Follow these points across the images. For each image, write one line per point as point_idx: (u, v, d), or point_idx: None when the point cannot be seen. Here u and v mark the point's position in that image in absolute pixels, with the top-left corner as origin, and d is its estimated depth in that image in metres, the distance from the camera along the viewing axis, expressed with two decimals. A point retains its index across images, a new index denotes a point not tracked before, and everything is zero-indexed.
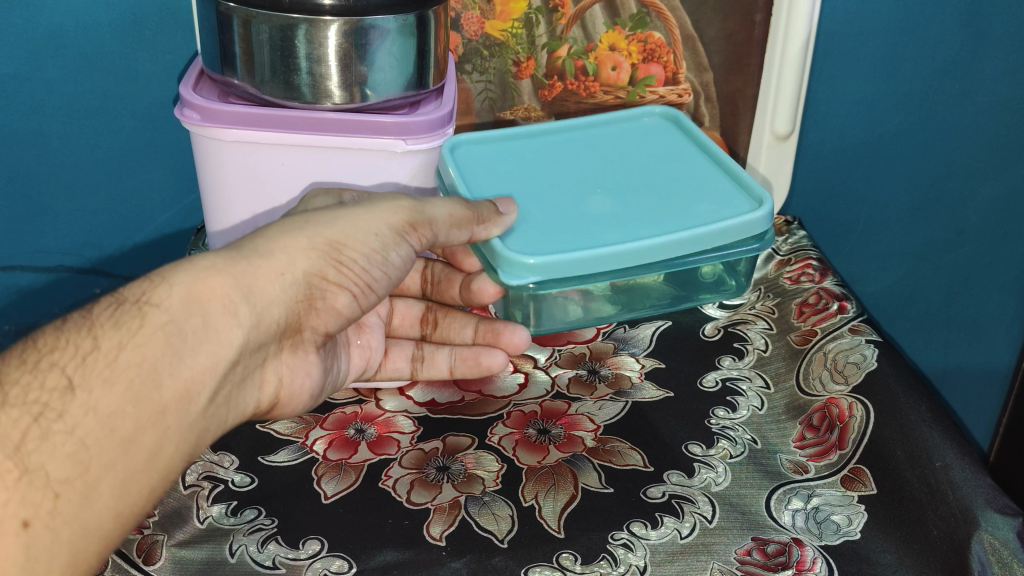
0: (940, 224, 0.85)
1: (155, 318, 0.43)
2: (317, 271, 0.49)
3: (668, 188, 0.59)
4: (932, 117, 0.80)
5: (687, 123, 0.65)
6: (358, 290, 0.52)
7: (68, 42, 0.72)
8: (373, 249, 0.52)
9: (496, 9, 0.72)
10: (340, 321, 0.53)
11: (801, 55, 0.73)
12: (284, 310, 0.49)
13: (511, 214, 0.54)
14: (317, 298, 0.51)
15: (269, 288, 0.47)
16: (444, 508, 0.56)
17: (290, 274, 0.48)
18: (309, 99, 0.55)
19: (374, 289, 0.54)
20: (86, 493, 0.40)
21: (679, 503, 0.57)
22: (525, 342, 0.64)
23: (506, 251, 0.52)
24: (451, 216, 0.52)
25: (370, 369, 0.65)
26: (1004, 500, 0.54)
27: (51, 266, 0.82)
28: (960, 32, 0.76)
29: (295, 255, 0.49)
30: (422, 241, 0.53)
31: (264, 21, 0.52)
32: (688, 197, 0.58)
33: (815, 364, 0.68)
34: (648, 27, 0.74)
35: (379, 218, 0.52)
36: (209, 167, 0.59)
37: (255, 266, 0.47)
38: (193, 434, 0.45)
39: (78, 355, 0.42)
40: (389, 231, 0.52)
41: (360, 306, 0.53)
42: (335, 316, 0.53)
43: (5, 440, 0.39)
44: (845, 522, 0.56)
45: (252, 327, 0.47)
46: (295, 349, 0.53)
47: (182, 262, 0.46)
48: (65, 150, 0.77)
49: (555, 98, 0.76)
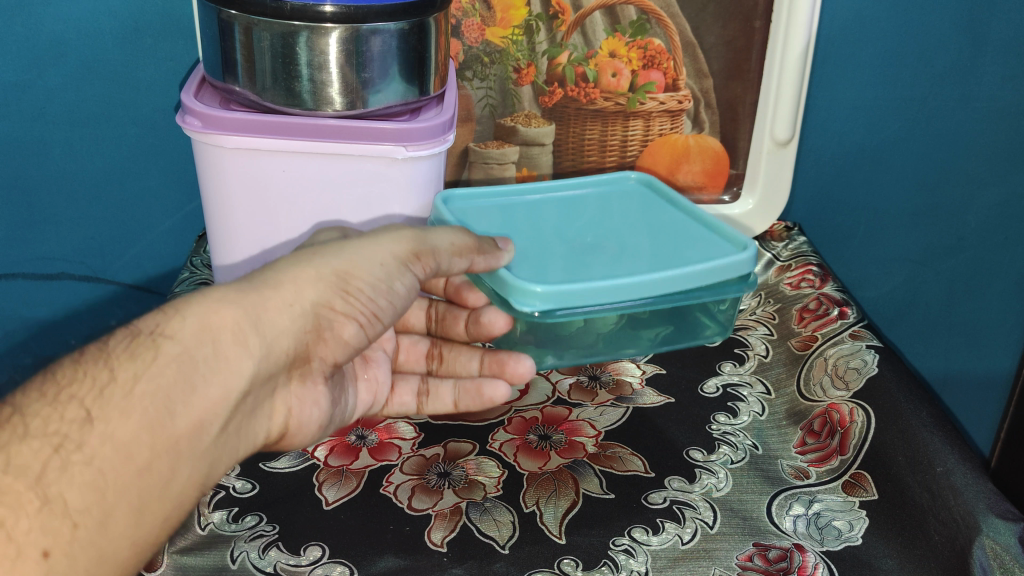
0: (940, 231, 0.84)
1: (169, 350, 0.43)
2: (324, 302, 0.48)
3: (661, 243, 0.60)
4: (931, 122, 0.81)
5: (661, 183, 0.67)
6: (365, 320, 0.51)
7: (69, 50, 0.73)
8: (379, 279, 0.51)
9: (496, 16, 0.73)
10: (349, 350, 0.52)
11: (801, 62, 0.73)
12: (294, 340, 0.48)
13: (509, 252, 0.55)
14: (324, 329, 0.49)
15: (278, 319, 0.46)
16: (445, 514, 0.56)
17: (298, 305, 0.47)
18: (310, 106, 0.55)
19: (381, 320, 0.52)
20: (103, 521, 0.40)
21: (680, 508, 0.57)
22: (531, 370, 0.59)
23: (516, 279, 0.53)
24: (454, 244, 0.53)
25: (377, 403, 0.62)
26: (1005, 505, 0.54)
27: (53, 273, 0.82)
28: (959, 36, 0.77)
29: (303, 286, 0.48)
30: (426, 271, 0.53)
31: (265, 28, 0.52)
32: (682, 245, 0.59)
33: (815, 370, 0.68)
34: (648, 34, 0.75)
35: (385, 248, 0.51)
36: (209, 174, 0.58)
37: (266, 297, 0.47)
38: (205, 461, 0.44)
39: (95, 387, 0.41)
40: (395, 261, 0.51)
41: (367, 336, 0.52)
42: (342, 347, 0.51)
43: (25, 471, 0.38)
44: (846, 527, 0.55)
45: (262, 357, 0.46)
46: (305, 379, 0.52)
47: (193, 294, 0.46)
48: (66, 157, 0.77)
49: (555, 105, 0.76)
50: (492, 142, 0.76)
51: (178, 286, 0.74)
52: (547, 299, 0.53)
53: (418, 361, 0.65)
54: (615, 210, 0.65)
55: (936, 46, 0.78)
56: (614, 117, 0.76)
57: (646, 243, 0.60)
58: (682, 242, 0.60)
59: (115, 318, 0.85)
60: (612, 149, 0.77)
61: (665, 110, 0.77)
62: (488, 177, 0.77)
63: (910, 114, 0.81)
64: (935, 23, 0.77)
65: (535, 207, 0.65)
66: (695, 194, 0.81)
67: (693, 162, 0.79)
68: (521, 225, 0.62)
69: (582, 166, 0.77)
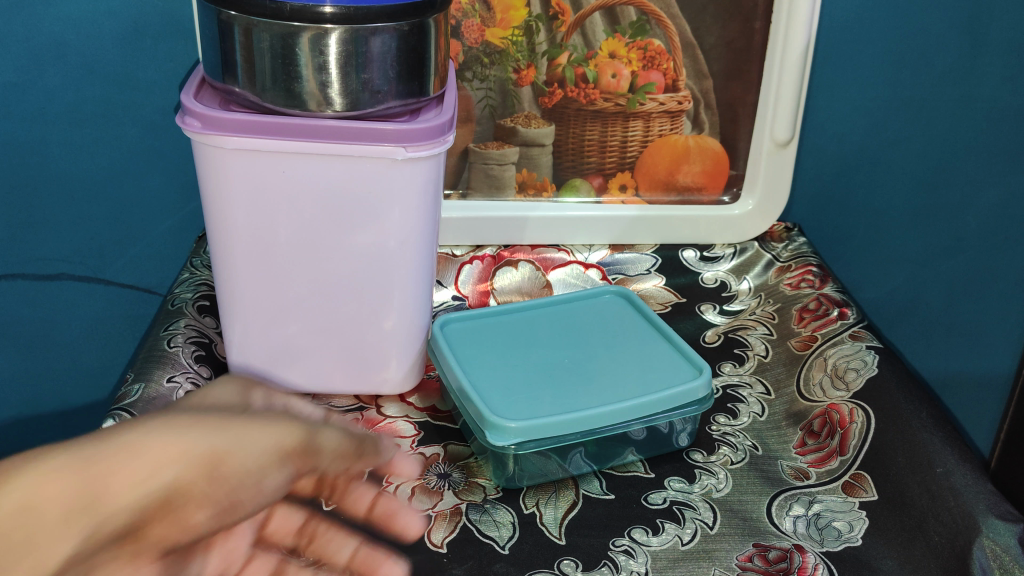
0: (940, 232, 0.85)
1: None
2: (181, 481, 0.45)
3: (625, 357, 0.65)
4: (931, 123, 0.81)
5: (638, 302, 0.71)
6: (222, 508, 0.47)
7: (70, 51, 0.73)
8: (251, 471, 0.48)
9: (496, 16, 0.73)
10: (191, 539, 0.46)
11: (801, 61, 0.73)
12: (132, 518, 0.43)
13: (390, 450, 0.60)
14: (167, 512, 0.44)
15: (120, 488, 0.43)
16: (445, 514, 0.57)
17: (152, 481, 0.44)
18: (310, 106, 0.55)
19: (240, 509, 0.48)
20: None
21: (680, 509, 0.57)
22: (423, 525, 0.56)
23: (489, 414, 0.57)
24: (337, 449, 0.54)
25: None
26: (1006, 506, 0.53)
27: (54, 273, 0.82)
28: (958, 37, 0.77)
29: (166, 461, 0.44)
30: (302, 470, 0.52)
31: (265, 29, 0.52)
32: (645, 365, 0.64)
33: (815, 370, 0.68)
34: (649, 35, 0.75)
35: (269, 437, 0.49)
36: (207, 176, 0.58)
37: (119, 464, 0.43)
38: None
39: None
40: (270, 453, 0.49)
41: (216, 524, 0.47)
42: (184, 533, 0.45)
43: None
44: (846, 528, 0.55)
45: (84, 539, 0.41)
46: (136, 561, 0.43)
47: (32, 453, 0.42)
48: (65, 158, 0.78)
49: (555, 105, 0.75)
50: (492, 142, 0.76)
51: (178, 286, 0.74)
52: (518, 433, 0.57)
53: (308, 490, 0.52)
54: (606, 354, 0.65)
55: (936, 47, 0.78)
56: (614, 118, 0.76)
57: (615, 365, 0.64)
58: (644, 364, 0.64)
59: (114, 318, 0.85)
60: (612, 150, 0.78)
61: (665, 111, 0.77)
62: (488, 177, 0.77)
63: (909, 115, 0.81)
64: (934, 24, 0.77)
65: (524, 324, 0.69)
66: (695, 195, 0.81)
67: (693, 162, 0.79)
68: (510, 327, 0.69)
69: (582, 168, 0.78)
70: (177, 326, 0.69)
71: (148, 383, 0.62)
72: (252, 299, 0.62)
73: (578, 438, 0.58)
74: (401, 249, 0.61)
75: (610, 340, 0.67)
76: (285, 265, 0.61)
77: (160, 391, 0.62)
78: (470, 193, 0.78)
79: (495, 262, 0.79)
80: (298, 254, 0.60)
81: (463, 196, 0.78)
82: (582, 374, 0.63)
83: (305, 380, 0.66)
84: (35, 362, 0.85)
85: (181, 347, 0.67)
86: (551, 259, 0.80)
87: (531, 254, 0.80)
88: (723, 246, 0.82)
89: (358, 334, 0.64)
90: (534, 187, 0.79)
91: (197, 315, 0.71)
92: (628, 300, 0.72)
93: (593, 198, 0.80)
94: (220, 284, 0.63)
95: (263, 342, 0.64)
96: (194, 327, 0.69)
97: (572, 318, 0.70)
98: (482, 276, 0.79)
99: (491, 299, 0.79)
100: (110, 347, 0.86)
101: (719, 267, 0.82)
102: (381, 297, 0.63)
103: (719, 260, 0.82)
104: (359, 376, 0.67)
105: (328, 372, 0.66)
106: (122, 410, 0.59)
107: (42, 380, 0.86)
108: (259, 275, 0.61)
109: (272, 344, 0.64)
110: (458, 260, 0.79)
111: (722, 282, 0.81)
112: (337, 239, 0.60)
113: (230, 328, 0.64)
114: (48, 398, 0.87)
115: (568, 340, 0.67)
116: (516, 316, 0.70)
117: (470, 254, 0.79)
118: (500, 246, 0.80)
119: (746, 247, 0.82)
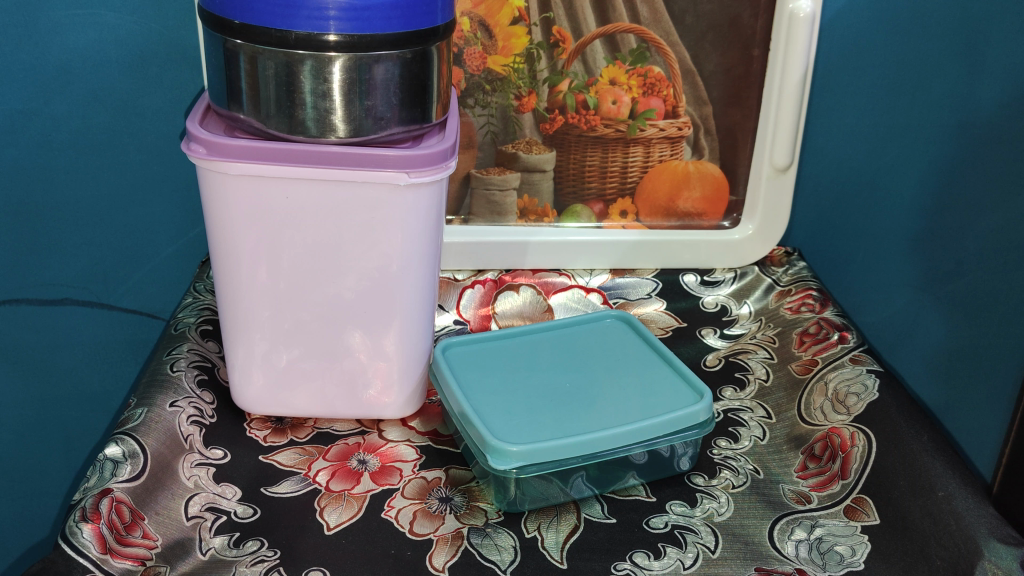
0: (939, 257, 0.85)
1: None
2: None
3: (628, 378, 0.66)
4: (927, 148, 0.82)
5: (640, 325, 0.71)
6: None
7: (74, 79, 0.74)
8: None
9: (497, 44, 0.74)
10: None
11: (800, 86, 0.74)
12: None
13: None
14: None
15: None
16: (445, 539, 0.57)
17: None
18: (313, 133, 0.55)
19: None
20: None
21: (682, 533, 0.57)
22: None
23: (491, 438, 0.57)
24: (167, 526, 0.56)
25: None
26: (1007, 529, 0.54)
27: (56, 298, 0.83)
28: (954, 65, 0.78)
29: None
30: None
31: (270, 57, 0.53)
32: (646, 388, 0.64)
33: (815, 394, 0.68)
34: (648, 62, 0.75)
35: None
36: (213, 202, 0.58)
37: None
38: None
39: None
40: None
41: None
42: None
43: None
44: (848, 552, 0.55)
45: None
46: None
47: None
48: (70, 184, 0.79)
49: (556, 131, 0.76)
50: (493, 168, 0.77)
51: (181, 311, 0.75)
52: (519, 457, 0.57)
53: (131, 556, 0.52)
54: (607, 377, 0.66)
55: (933, 73, 0.79)
56: (614, 143, 0.77)
57: (615, 388, 0.64)
58: (645, 387, 0.64)
59: (117, 342, 0.85)
60: (612, 175, 0.78)
61: (665, 137, 0.78)
62: (489, 204, 0.78)
63: (906, 141, 0.82)
64: (932, 50, 0.78)
65: (524, 349, 0.69)
66: (695, 220, 0.82)
67: (693, 188, 0.80)
68: (511, 353, 0.69)
69: (582, 194, 0.79)
70: (179, 351, 0.69)
71: (151, 407, 0.62)
72: (253, 323, 0.63)
73: (579, 462, 0.58)
74: (402, 274, 0.61)
75: (612, 361, 0.68)
76: (288, 289, 0.61)
77: (163, 415, 0.62)
78: (472, 219, 0.79)
79: (496, 286, 0.80)
80: (300, 278, 0.61)
81: (464, 222, 0.79)
82: (582, 400, 0.63)
83: (306, 404, 0.67)
84: (35, 386, 0.86)
85: (183, 371, 0.67)
86: (552, 283, 0.80)
87: (532, 278, 0.80)
88: (723, 270, 0.83)
89: (360, 358, 0.64)
90: (535, 214, 0.79)
91: (199, 340, 0.71)
92: (629, 324, 0.72)
93: (594, 223, 0.80)
94: (223, 306, 0.63)
95: (265, 365, 0.65)
96: (196, 351, 0.70)
97: (569, 341, 0.70)
98: (484, 300, 0.79)
99: (492, 324, 0.79)
100: (112, 370, 0.86)
101: (720, 291, 0.82)
102: (382, 322, 0.63)
103: (720, 285, 0.82)
104: (360, 401, 0.67)
105: (329, 397, 0.66)
106: (125, 435, 0.60)
107: (42, 403, 0.86)
108: (262, 299, 0.62)
109: (274, 368, 0.65)
110: (459, 285, 0.80)
111: (723, 306, 0.81)
112: (340, 264, 0.60)
113: (233, 352, 0.65)
114: (49, 422, 0.88)
115: (566, 364, 0.67)
116: (518, 340, 0.70)
117: (471, 279, 0.80)
118: (501, 270, 0.80)
119: (746, 271, 0.83)
